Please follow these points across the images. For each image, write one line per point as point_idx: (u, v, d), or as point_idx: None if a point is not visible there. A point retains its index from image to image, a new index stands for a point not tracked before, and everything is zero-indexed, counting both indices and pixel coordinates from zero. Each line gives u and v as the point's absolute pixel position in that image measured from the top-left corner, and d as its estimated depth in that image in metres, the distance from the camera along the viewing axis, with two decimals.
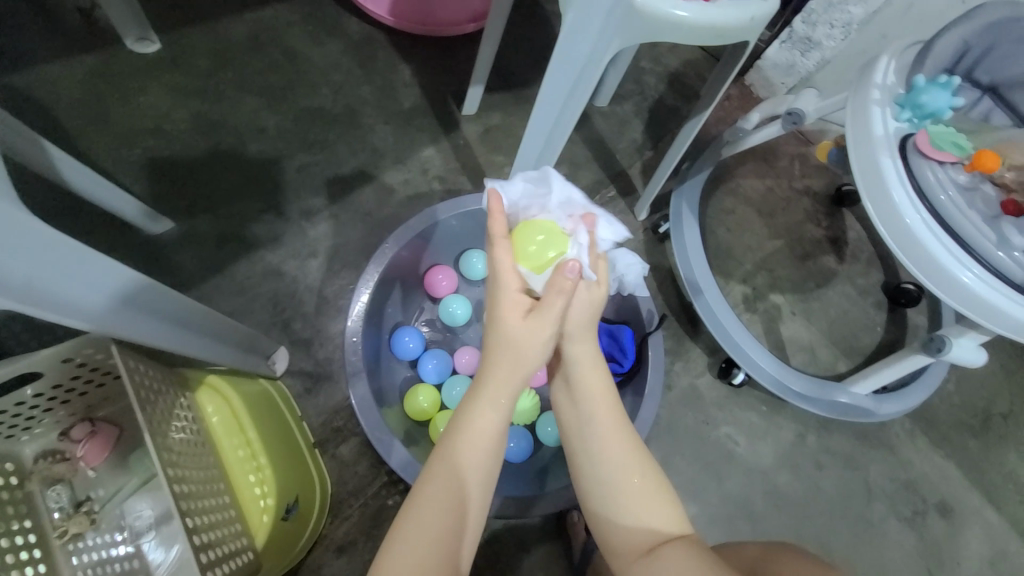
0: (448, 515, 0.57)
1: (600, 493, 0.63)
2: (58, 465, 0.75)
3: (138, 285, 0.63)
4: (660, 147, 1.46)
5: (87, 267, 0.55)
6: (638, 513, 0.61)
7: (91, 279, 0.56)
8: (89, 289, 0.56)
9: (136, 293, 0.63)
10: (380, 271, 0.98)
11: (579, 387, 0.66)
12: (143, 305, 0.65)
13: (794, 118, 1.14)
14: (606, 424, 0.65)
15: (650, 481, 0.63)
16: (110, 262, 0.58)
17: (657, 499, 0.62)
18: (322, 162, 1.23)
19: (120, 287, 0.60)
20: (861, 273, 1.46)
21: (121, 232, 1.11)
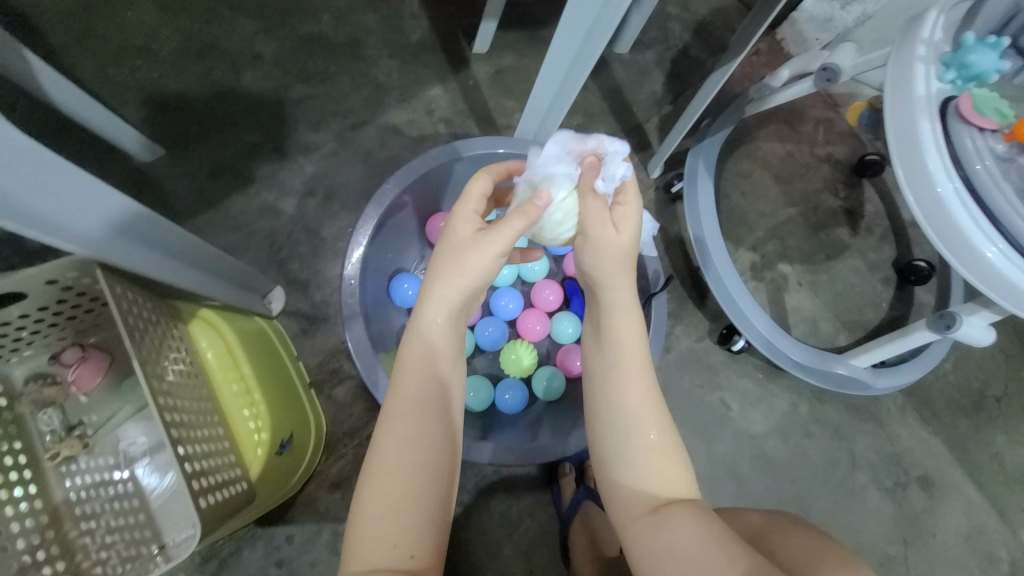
0: (428, 433, 0.59)
1: (616, 447, 0.64)
2: (48, 389, 0.76)
3: (132, 213, 0.59)
4: (680, 101, 1.38)
5: (75, 187, 0.52)
6: (650, 470, 0.62)
7: (81, 202, 0.53)
8: (77, 211, 0.53)
9: (129, 222, 0.60)
10: (379, 214, 0.94)
11: (610, 334, 0.67)
12: (135, 233, 0.61)
13: (828, 74, 1.07)
14: (631, 378, 0.65)
15: (667, 441, 0.63)
16: (100, 185, 0.54)
17: (671, 460, 0.63)
18: (322, 96, 1.16)
19: (112, 214, 0.57)
20: (874, 248, 1.42)
21: (111, 159, 1.06)
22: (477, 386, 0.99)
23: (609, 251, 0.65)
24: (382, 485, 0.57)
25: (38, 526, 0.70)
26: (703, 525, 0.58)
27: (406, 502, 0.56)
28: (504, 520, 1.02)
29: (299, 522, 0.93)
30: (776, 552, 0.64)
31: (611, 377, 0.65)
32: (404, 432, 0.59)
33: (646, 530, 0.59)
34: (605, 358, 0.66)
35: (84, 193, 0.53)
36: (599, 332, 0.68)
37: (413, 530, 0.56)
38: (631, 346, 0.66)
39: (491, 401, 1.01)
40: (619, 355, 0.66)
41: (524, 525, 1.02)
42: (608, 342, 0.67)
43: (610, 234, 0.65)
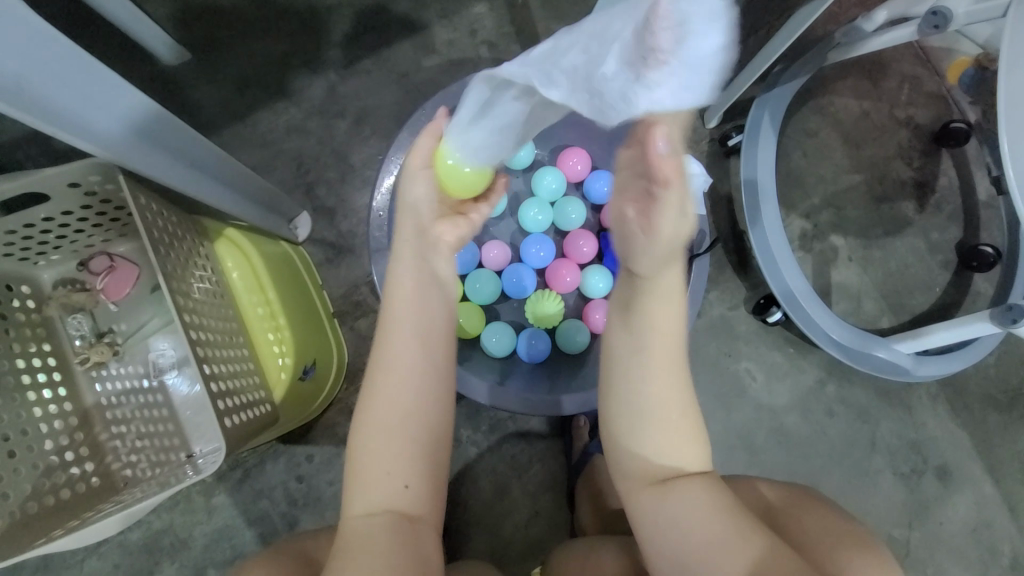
0: (414, 386, 0.60)
1: (629, 423, 0.60)
2: (77, 294, 0.78)
3: (153, 116, 0.56)
4: (752, 41, 1.22)
5: (88, 79, 0.48)
6: (662, 448, 0.60)
7: (97, 97, 0.49)
8: (94, 107, 0.49)
9: (150, 126, 0.57)
10: (413, 143, 0.88)
11: (642, 314, 0.58)
12: (155, 138, 0.58)
13: (936, 20, 0.92)
14: (658, 361, 0.59)
15: (686, 421, 0.60)
16: (116, 80, 0.50)
17: (687, 438, 0.61)
18: (356, 5, 1.06)
19: (132, 115, 0.54)
20: (939, 227, 1.30)
21: (135, 59, 1.00)
22: (468, 311, 0.97)
23: (663, 251, 0.53)
24: (375, 430, 0.59)
25: (68, 427, 0.75)
26: (710, 507, 0.57)
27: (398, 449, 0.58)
28: (515, 463, 1.04)
29: (319, 444, 0.97)
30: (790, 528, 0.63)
31: (637, 358, 0.59)
32: (387, 380, 0.60)
33: (651, 501, 0.59)
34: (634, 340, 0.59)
35: (99, 86, 0.49)
36: (628, 303, 0.59)
37: (407, 469, 0.58)
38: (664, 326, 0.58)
39: (513, 348, 0.99)
40: (653, 338, 0.58)
41: (533, 469, 1.04)
42: (637, 317, 0.58)
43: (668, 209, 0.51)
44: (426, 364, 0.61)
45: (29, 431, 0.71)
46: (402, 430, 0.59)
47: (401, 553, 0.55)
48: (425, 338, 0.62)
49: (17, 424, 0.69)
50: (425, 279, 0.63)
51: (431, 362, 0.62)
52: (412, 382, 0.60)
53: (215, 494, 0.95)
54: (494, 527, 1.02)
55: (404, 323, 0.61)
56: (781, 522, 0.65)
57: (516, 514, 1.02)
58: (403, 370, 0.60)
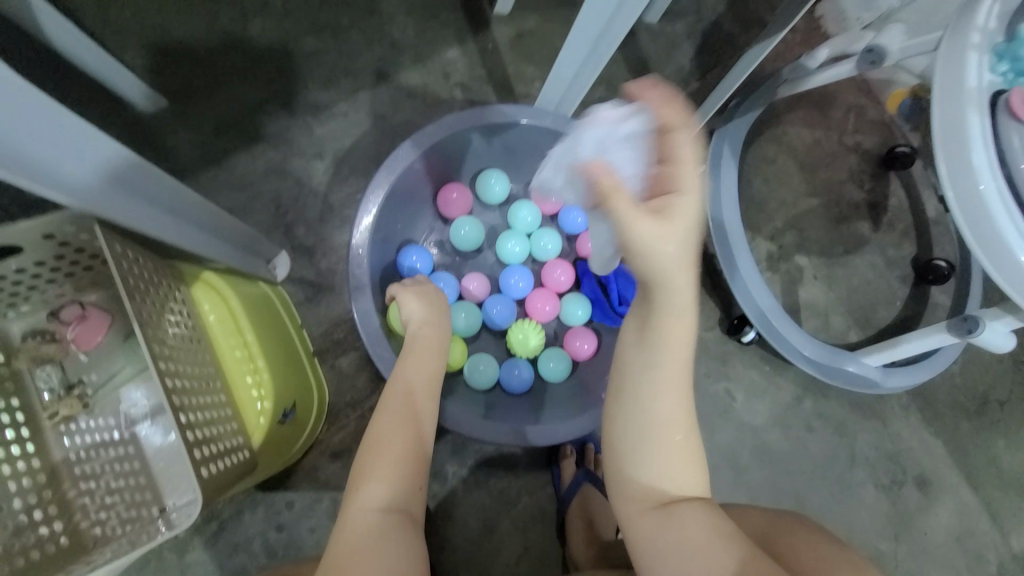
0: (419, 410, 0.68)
1: (639, 443, 0.61)
2: (47, 345, 0.75)
3: (126, 163, 0.56)
4: (709, 78, 1.31)
5: (62, 130, 0.47)
6: (669, 470, 0.60)
7: (69, 147, 0.49)
8: (67, 157, 0.49)
9: (122, 171, 0.56)
10: (390, 182, 0.90)
11: (655, 333, 0.58)
12: (128, 184, 0.57)
13: (873, 57, 0.99)
14: (668, 377, 0.59)
15: (690, 441, 0.61)
16: (89, 128, 0.50)
17: (689, 458, 0.61)
18: (333, 52, 1.10)
19: (106, 163, 0.53)
20: (894, 244, 1.38)
21: (111, 108, 1.01)
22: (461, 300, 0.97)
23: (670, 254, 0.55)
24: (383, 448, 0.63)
25: (36, 485, 0.71)
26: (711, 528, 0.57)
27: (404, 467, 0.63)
28: (503, 497, 1.02)
29: (300, 489, 0.94)
30: (787, 556, 0.62)
31: (650, 376, 0.59)
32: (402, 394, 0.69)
33: (655, 526, 0.59)
34: (648, 357, 0.59)
35: (73, 136, 0.49)
36: (649, 319, 0.59)
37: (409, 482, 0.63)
38: (676, 342, 0.58)
39: (497, 380, 1.00)
40: (667, 356, 0.59)
41: (521, 503, 1.02)
42: (653, 336, 0.59)
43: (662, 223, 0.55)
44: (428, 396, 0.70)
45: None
46: (409, 447, 0.64)
47: (407, 555, 0.57)
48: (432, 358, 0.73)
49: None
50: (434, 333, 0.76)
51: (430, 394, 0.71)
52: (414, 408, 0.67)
53: (189, 550, 0.90)
54: (484, 566, 0.99)
55: (414, 367, 0.71)
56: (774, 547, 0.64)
57: (506, 551, 1.00)
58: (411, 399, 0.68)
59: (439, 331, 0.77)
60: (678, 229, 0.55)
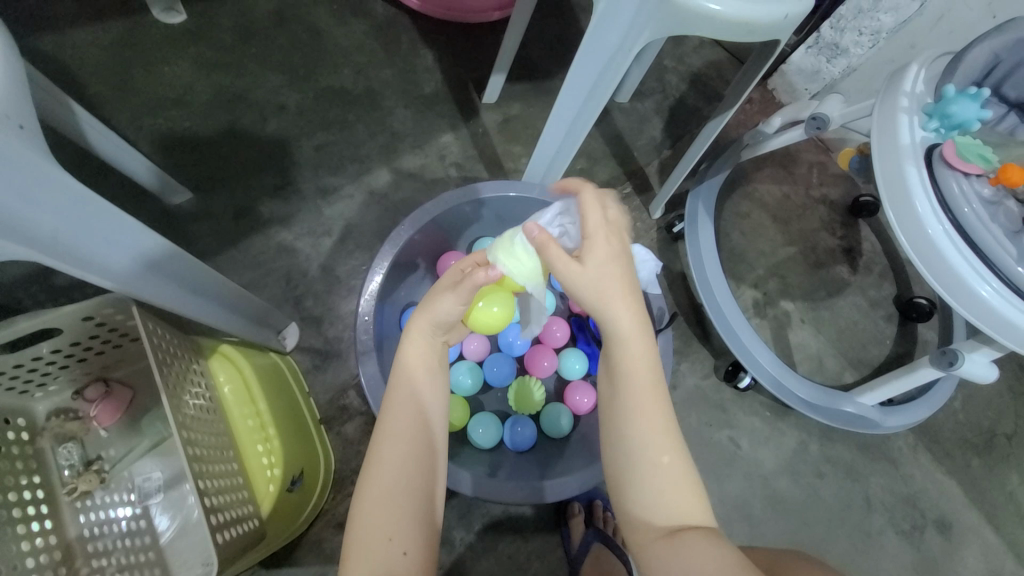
0: (412, 440, 0.63)
1: (629, 468, 0.61)
2: (71, 423, 0.78)
3: (165, 252, 0.63)
4: (679, 146, 1.45)
5: (114, 227, 0.55)
6: (664, 496, 0.59)
7: (119, 240, 0.57)
8: (114, 249, 0.56)
9: (159, 259, 0.63)
10: (394, 253, 0.98)
11: (619, 363, 0.63)
12: (164, 270, 0.64)
13: (818, 123, 1.10)
14: (641, 399, 0.62)
15: (679, 466, 0.60)
16: (139, 225, 0.58)
17: (682, 484, 0.60)
18: (340, 142, 1.23)
19: (148, 252, 0.61)
20: (873, 285, 1.45)
21: (138, 201, 1.11)
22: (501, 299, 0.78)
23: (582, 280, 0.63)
24: (375, 490, 0.60)
25: (52, 562, 0.70)
26: (719, 552, 0.54)
27: (398, 513, 0.59)
28: (513, 564, 0.99)
29: (304, 564, 0.91)
30: None
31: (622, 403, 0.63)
32: (397, 433, 0.63)
33: (662, 555, 0.56)
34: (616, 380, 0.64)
35: (120, 232, 0.56)
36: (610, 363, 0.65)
37: (405, 533, 0.58)
38: (643, 360, 0.63)
39: (500, 438, 1.01)
40: (632, 377, 0.63)
41: (532, 569, 0.99)
42: (618, 364, 0.64)
43: (571, 265, 0.64)
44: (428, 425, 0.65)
45: (18, 566, 0.65)
46: (403, 490, 0.60)
47: None
48: (417, 396, 0.66)
49: (10, 561, 0.64)
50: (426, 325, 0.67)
51: (438, 423, 0.67)
52: (411, 436, 0.63)
53: None
54: None
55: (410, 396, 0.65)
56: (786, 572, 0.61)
57: None
58: (409, 427, 0.63)
59: (434, 311, 0.67)
60: (598, 259, 0.64)
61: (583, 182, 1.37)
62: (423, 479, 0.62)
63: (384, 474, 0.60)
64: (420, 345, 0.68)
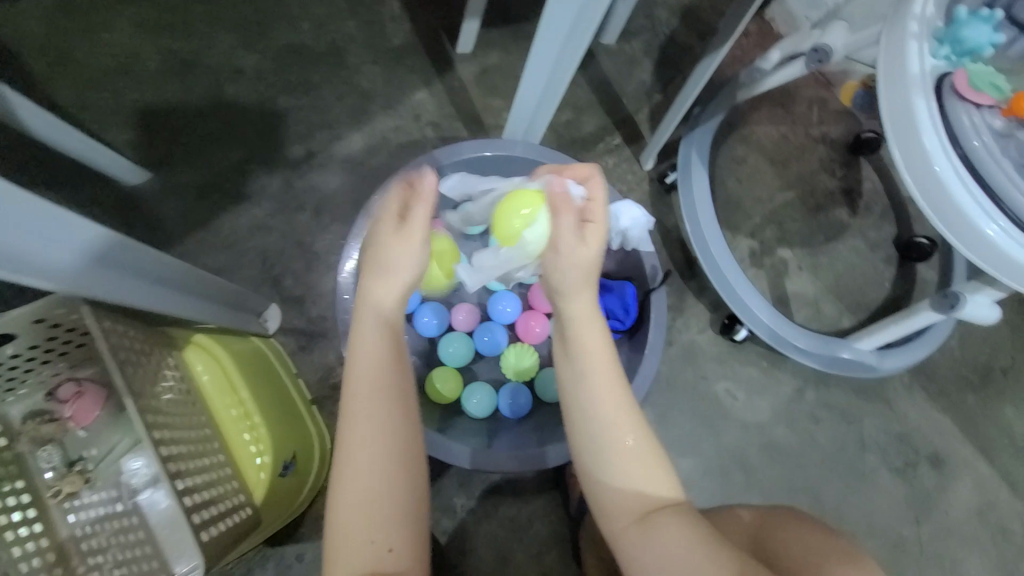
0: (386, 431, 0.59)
1: (595, 454, 0.61)
2: (47, 425, 0.75)
3: (118, 245, 0.58)
4: (670, 90, 1.36)
5: (48, 223, 0.50)
6: (631, 479, 0.60)
7: (61, 239, 0.52)
8: (57, 248, 0.51)
9: (109, 252, 0.58)
10: (370, 224, 0.92)
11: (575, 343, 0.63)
12: (119, 265, 0.60)
13: (819, 56, 1.01)
14: (601, 383, 0.62)
15: (644, 446, 0.61)
16: (81, 219, 0.52)
17: (648, 461, 0.61)
18: (305, 107, 1.15)
19: (99, 249, 0.56)
20: (874, 227, 1.40)
21: (94, 185, 1.04)
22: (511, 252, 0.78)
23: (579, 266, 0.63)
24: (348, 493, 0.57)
25: (46, 564, 0.72)
26: (688, 533, 0.58)
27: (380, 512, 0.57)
28: (515, 525, 1.01)
29: (309, 539, 0.93)
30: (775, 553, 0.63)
31: (583, 387, 0.62)
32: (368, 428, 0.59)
33: (636, 539, 0.59)
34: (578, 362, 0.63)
35: (59, 229, 0.51)
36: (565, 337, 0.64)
37: (390, 529, 0.57)
38: (595, 339, 0.63)
39: (494, 407, 1.00)
40: (592, 362, 0.62)
41: (534, 528, 1.02)
42: (573, 346, 0.63)
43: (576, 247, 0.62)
44: (406, 405, 0.61)
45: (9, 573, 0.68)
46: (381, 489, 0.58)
47: None
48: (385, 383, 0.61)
49: None
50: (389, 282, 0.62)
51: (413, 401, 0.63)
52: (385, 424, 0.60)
53: None
54: None
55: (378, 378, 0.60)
56: (763, 547, 0.65)
57: None
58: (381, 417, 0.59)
59: (397, 267, 0.62)
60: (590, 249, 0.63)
61: (569, 135, 1.29)
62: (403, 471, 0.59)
63: (358, 472, 0.57)
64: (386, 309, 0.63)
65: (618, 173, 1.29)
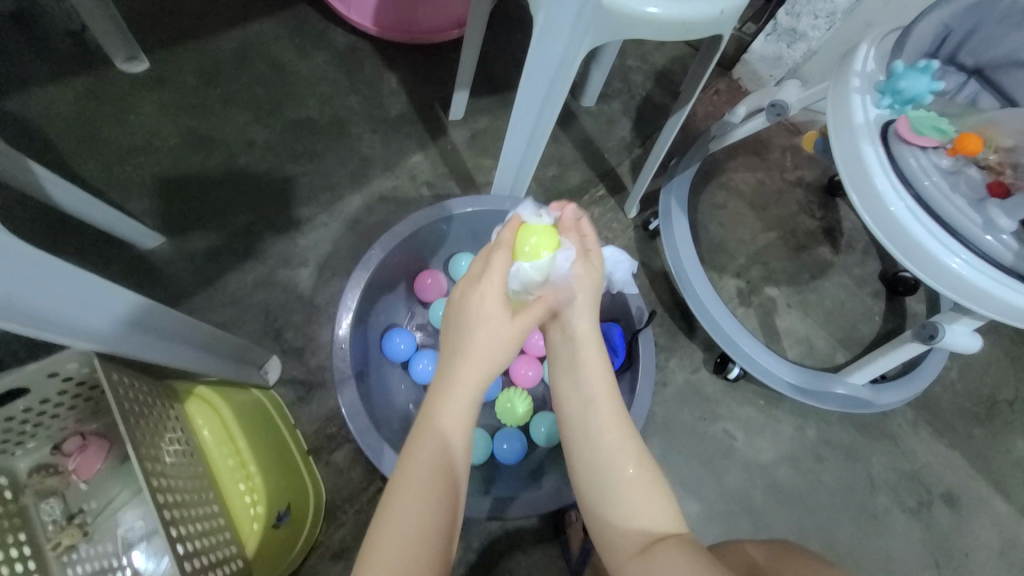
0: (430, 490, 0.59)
1: (596, 484, 0.64)
2: (51, 478, 0.77)
3: (141, 307, 0.64)
4: (649, 144, 1.46)
5: (86, 290, 0.55)
6: (632, 505, 0.62)
7: (95, 304, 0.57)
8: (93, 311, 0.56)
9: (136, 313, 0.63)
10: (366, 276, 0.98)
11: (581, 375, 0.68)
12: (144, 323, 0.65)
13: (777, 110, 1.10)
14: (603, 412, 0.66)
15: (644, 474, 0.63)
16: (110, 285, 0.58)
17: (650, 492, 0.63)
18: (311, 172, 1.25)
19: (125, 310, 0.61)
20: (858, 263, 1.45)
21: (111, 249, 1.12)
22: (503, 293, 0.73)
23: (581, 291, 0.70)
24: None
25: None
26: (692, 558, 0.56)
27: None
28: None
29: None
30: None
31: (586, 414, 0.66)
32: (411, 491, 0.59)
33: (637, 569, 0.57)
34: (581, 395, 0.67)
35: (95, 293, 0.56)
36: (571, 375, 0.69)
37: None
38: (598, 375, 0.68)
39: (490, 453, 1.01)
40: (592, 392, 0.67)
41: None
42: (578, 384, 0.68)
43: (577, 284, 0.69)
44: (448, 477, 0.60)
45: None
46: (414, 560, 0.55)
47: None
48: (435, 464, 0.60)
49: None
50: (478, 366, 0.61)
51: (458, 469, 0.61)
52: (429, 497, 0.59)
53: None
54: None
55: (431, 435, 0.61)
56: None
57: None
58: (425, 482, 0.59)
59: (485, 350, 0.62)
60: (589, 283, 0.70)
61: (556, 188, 1.37)
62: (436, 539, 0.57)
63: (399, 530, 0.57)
64: (455, 404, 0.61)
65: (603, 221, 1.36)
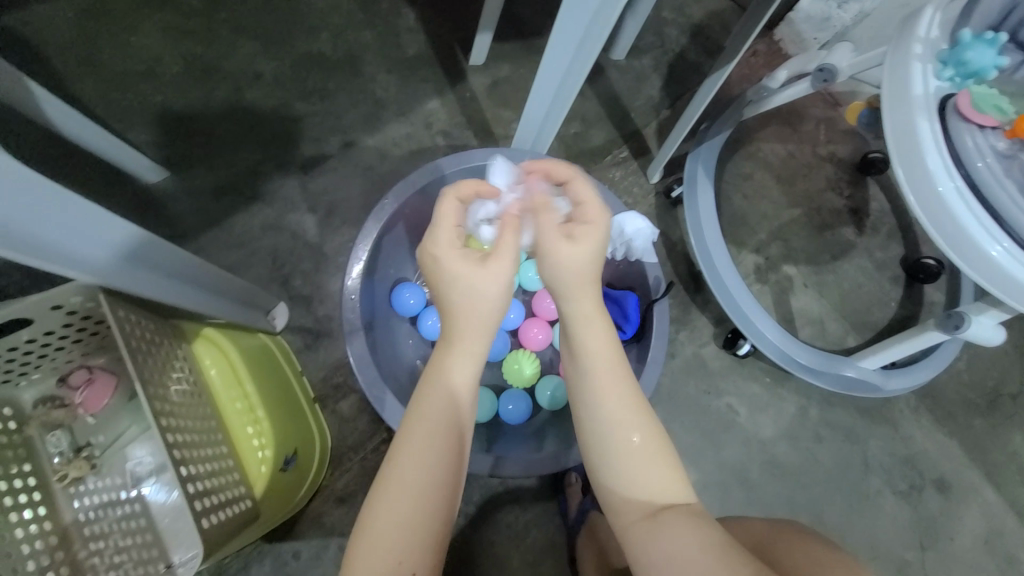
0: (436, 454, 0.58)
1: (605, 455, 0.62)
2: (57, 410, 0.78)
3: (140, 240, 0.60)
4: (678, 105, 1.38)
5: (81, 216, 0.51)
6: (641, 476, 0.61)
7: (89, 233, 0.53)
8: (87, 240, 0.53)
9: (133, 246, 0.60)
10: (379, 227, 0.94)
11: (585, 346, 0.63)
12: (142, 257, 0.62)
13: (824, 76, 1.02)
14: (611, 384, 0.62)
15: (654, 448, 0.62)
16: (108, 214, 0.54)
17: (662, 463, 0.62)
18: (321, 113, 1.18)
19: (122, 242, 0.57)
20: (881, 246, 1.40)
21: (114, 181, 1.08)
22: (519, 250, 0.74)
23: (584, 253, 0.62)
24: (377, 533, 0.55)
25: (48, 547, 0.72)
26: (701, 530, 0.56)
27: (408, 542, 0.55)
28: (510, 532, 1.01)
29: (306, 537, 0.94)
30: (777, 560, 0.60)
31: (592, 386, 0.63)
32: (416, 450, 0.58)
33: (645, 535, 0.58)
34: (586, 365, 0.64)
35: (90, 221, 0.53)
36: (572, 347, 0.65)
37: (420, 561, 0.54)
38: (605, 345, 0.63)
39: (495, 412, 1.01)
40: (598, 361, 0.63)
41: (530, 537, 1.01)
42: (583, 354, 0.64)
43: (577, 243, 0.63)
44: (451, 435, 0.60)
45: (14, 556, 0.68)
46: (413, 518, 0.55)
47: None
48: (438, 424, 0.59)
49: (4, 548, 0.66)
50: (473, 323, 0.60)
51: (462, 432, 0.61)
52: (432, 456, 0.58)
53: None
54: None
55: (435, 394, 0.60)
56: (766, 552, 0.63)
57: None
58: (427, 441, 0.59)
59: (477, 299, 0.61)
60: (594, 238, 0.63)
61: (577, 146, 1.31)
62: (439, 497, 0.57)
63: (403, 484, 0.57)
64: (459, 359, 0.61)
65: (624, 185, 1.31)
